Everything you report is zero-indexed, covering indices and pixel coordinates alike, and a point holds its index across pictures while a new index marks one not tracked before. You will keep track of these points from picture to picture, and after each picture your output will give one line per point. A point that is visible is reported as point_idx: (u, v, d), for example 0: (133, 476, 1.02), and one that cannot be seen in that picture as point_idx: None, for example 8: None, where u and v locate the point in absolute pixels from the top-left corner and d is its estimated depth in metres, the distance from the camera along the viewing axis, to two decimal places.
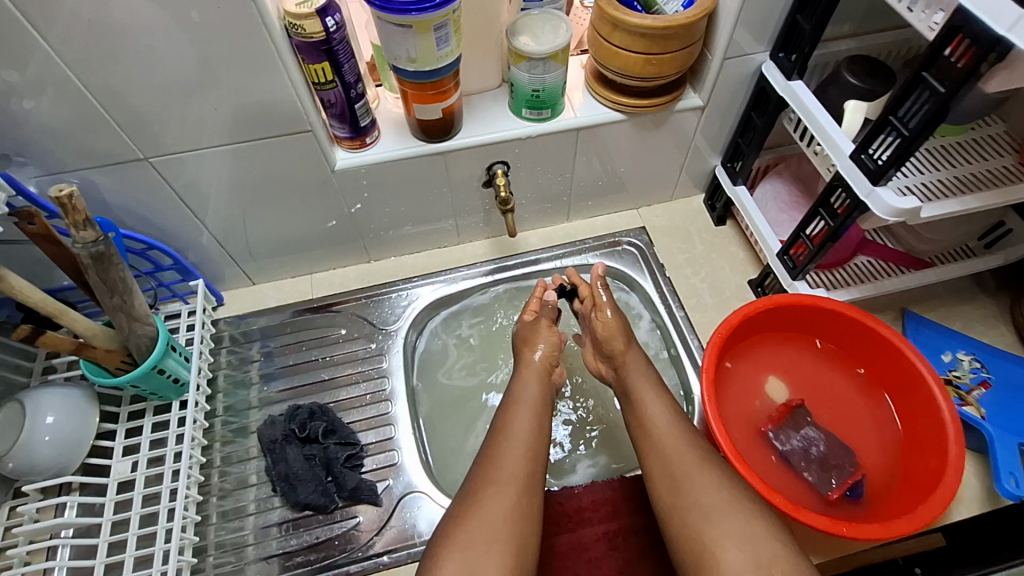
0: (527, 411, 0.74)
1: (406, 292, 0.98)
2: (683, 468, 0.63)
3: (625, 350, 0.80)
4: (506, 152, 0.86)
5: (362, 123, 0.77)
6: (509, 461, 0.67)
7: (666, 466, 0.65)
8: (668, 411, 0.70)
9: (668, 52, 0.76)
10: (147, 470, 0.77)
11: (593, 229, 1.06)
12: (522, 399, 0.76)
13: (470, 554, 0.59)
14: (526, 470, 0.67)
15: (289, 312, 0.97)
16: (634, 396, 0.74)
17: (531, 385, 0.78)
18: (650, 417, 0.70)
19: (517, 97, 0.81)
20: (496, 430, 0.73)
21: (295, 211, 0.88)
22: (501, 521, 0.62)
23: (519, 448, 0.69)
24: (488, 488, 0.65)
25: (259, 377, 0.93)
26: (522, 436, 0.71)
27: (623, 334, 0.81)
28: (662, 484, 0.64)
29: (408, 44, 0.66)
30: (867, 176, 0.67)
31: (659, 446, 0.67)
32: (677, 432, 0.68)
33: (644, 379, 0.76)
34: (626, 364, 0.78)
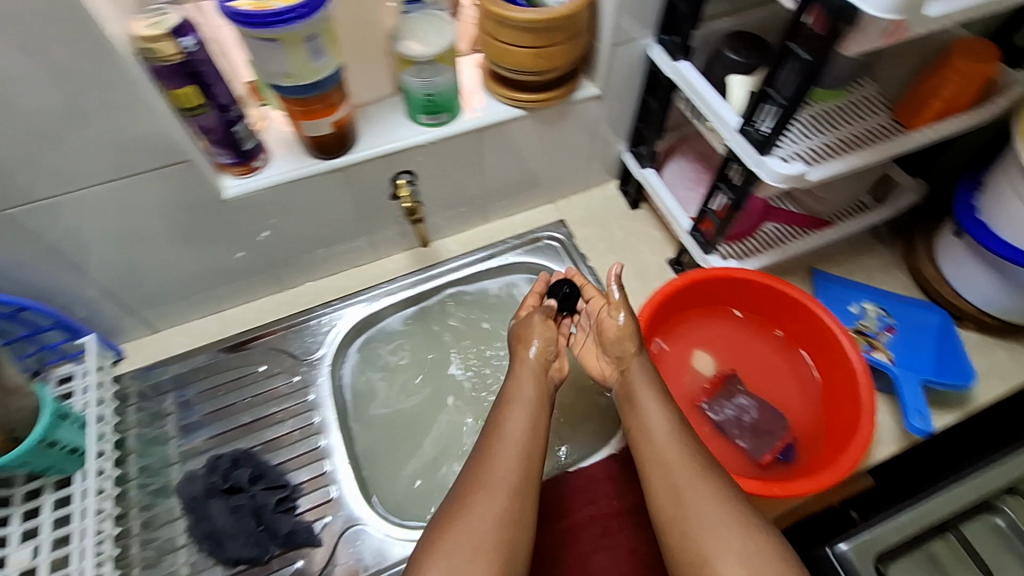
0: (522, 411, 0.69)
1: (327, 316, 0.93)
2: (683, 481, 0.61)
3: (635, 354, 0.75)
4: (409, 161, 0.84)
5: (246, 147, 0.73)
6: (502, 462, 0.64)
7: (668, 475, 0.62)
8: (671, 416, 0.67)
9: (554, 44, 0.76)
10: (53, 553, 0.68)
11: (513, 227, 1.05)
12: (516, 398, 0.71)
13: (456, 562, 0.56)
14: (519, 473, 0.64)
15: (201, 356, 0.90)
16: (638, 398, 0.70)
17: (526, 381, 0.73)
18: (655, 421, 0.67)
19: (412, 103, 0.79)
20: (487, 430, 0.69)
21: (192, 248, 0.82)
22: (489, 527, 0.59)
23: (514, 449, 0.65)
24: (476, 492, 0.62)
25: (177, 431, 0.86)
26: (514, 440, 0.66)
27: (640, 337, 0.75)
28: (662, 493, 0.62)
29: (279, 59, 0.62)
30: (755, 146, 0.69)
31: (661, 454, 0.64)
32: (681, 439, 0.65)
33: (650, 377, 0.72)
34: (634, 367, 0.73)
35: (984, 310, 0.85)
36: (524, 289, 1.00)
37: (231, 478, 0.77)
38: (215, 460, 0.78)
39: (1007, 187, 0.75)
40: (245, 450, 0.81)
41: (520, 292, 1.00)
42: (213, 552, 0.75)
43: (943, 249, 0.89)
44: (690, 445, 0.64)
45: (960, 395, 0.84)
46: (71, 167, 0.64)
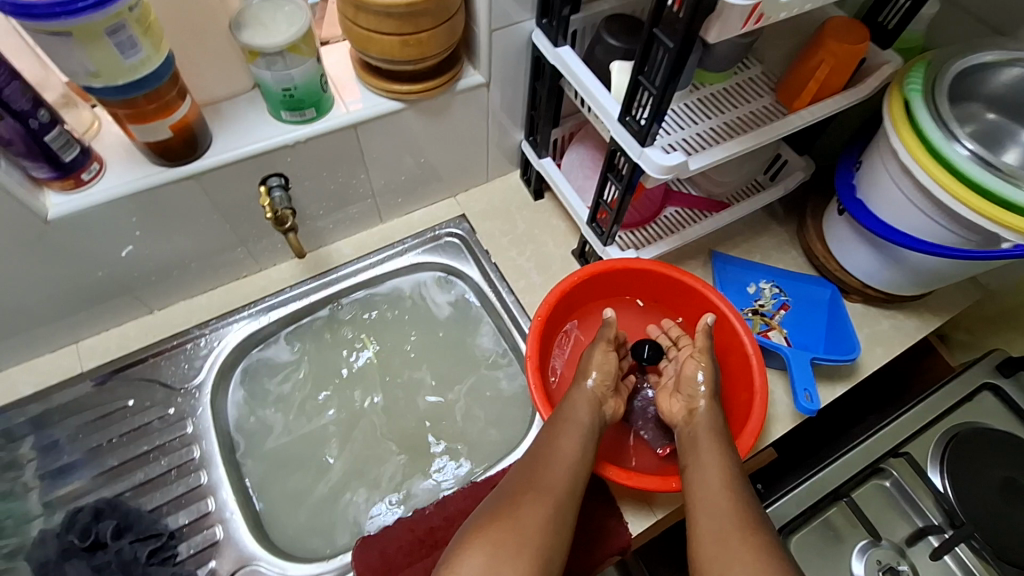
0: (578, 431, 0.68)
1: (205, 338, 0.85)
2: (727, 522, 0.59)
3: (698, 400, 0.72)
4: (278, 163, 0.76)
5: (66, 159, 0.63)
6: (558, 470, 0.64)
7: (713, 516, 0.60)
8: (723, 459, 0.65)
9: (423, 31, 0.69)
10: None
11: (411, 226, 0.99)
12: (573, 417, 0.70)
13: (494, 555, 0.56)
14: (569, 485, 0.64)
15: (58, 396, 0.80)
16: (696, 441, 0.69)
17: (581, 408, 0.71)
18: (708, 465, 0.65)
19: (270, 98, 0.71)
20: (541, 441, 0.68)
21: (21, 277, 0.71)
22: (532, 526, 0.58)
23: (566, 465, 0.65)
24: (530, 491, 0.62)
25: (38, 480, 0.75)
26: (567, 456, 0.66)
27: (709, 387, 0.73)
28: (705, 534, 0.59)
29: (78, 57, 0.54)
30: (636, 137, 0.67)
31: (709, 496, 0.62)
32: (732, 484, 0.63)
33: (704, 421, 0.70)
34: (695, 412, 0.72)
35: (867, 283, 0.89)
36: (432, 295, 0.95)
37: (93, 533, 0.70)
38: (98, 506, 0.71)
39: (879, 164, 0.77)
40: (111, 500, 0.73)
41: (427, 297, 0.95)
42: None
43: (829, 227, 0.91)
44: (736, 483, 0.63)
45: (847, 368, 0.87)
46: None
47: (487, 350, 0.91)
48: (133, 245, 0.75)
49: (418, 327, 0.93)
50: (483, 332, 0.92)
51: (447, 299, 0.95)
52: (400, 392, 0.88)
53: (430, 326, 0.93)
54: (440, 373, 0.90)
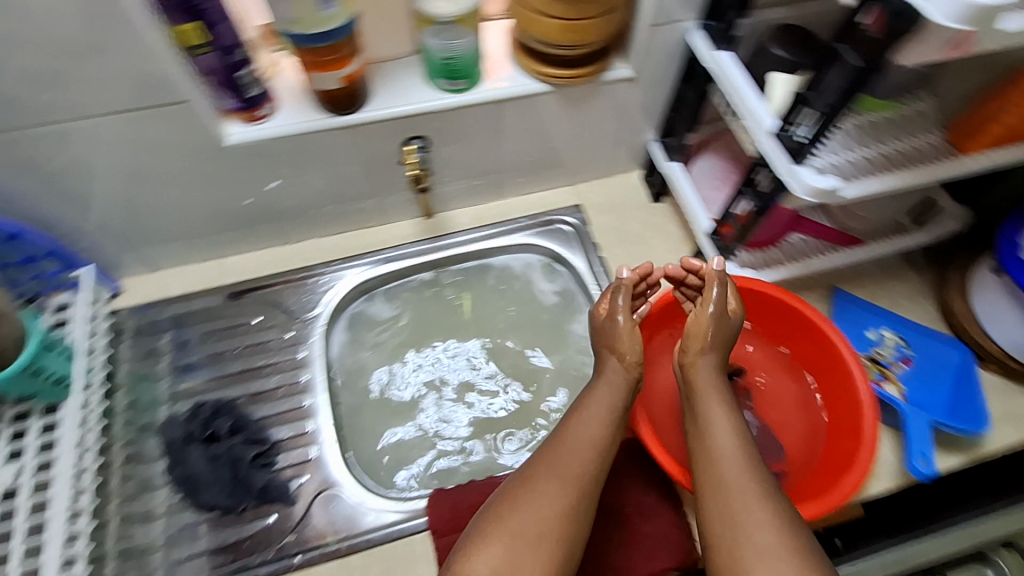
0: (602, 415, 0.69)
1: (327, 276, 0.92)
2: (739, 503, 0.60)
3: (699, 355, 0.72)
4: (423, 126, 0.80)
5: (250, 93, 0.70)
6: (576, 454, 0.66)
7: (724, 494, 0.61)
8: (736, 433, 0.65)
9: (586, 18, 0.71)
10: (34, 479, 0.70)
11: (527, 206, 1.01)
12: (597, 401, 0.71)
13: (518, 544, 0.59)
14: (591, 469, 0.65)
15: (198, 301, 0.90)
16: (703, 402, 0.69)
17: (613, 391, 0.71)
18: (720, 439, 0.65)
19: (430, 64, 0.75)
20: (560, 425, 0.70)
21: (190, 191, 0.80)
22: (551, 514, 0.61)
23: (587, 449, 0.66)
24: (547, 475, 0.64)
25: (170, 370, 0.86)
26: (584, 440, 0.67)
27: (707, 339, 0.72)
28: (716, 511, 0.61)
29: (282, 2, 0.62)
30: (788, 154, 0.64)
31: (721, 473, 0.62)
32: (748, 460, 0.63)
33: (714, 392, 0.69)
34: (694, 368, 0.71)
35: (1011, 354, 0.80)
36: (537, 282, 0.96)
37: (211, 427, 0.79)
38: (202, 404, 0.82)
39: None
40: (228, 402, 0.82)
41: (532, 284, 0.96)
42: (194, 498, 0.76)
43: (979, 285, 0.83)
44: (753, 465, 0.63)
45: (968, 441, 0.79)
46: (70, 87, 0.63)
47: (579, 340, 0.92)
48: (281, 180, 0.83)
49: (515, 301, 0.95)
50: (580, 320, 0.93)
51: (554, 287, 0.96)
52: (489, 363, 0.91)
53: (528, 306, 0.95)
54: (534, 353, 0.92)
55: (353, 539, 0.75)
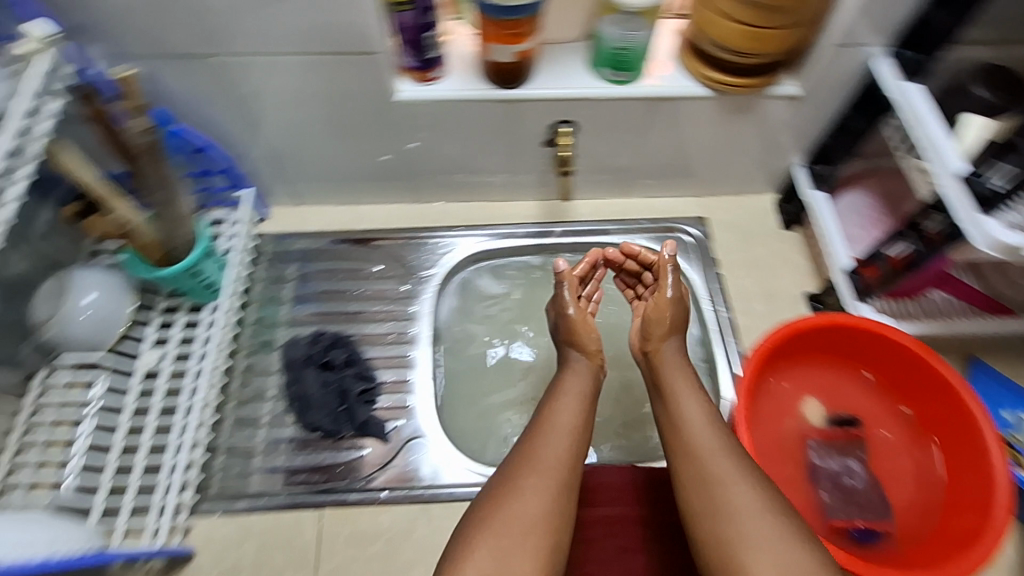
0: (572, 406, 0.69)
1: (448, 240, 0.96)
2: (721, 468, 0.58)
3: (662, 341, 0.72)
4: (576, 112, 0.81)
5: (429, 55, 0.74)
6: (553, 447, 0.64)
7: (696, 464, 0.60)
8: (705, 408, 0.64)
9: (770, 28, 0.69)
10: (174, 365, 0.80)
11: (651, 210, 0.99)
12: (566, 393, 0.70)
13: (505, 542, 0.56)
14: (567, 460, 0.63)
15: (329, 240, 0.96)
16: (671, 380, 0.68)
17: (580, 381, 0.72)
18: (687, 413, 0.64)
19: (599, 53, 0.76)
20: (537, 421, 0.68)
21: (346, 137, 0.86)
22: (533, 508, 0.59)
23: (562, 438, 0.65)
24: (529, 473, 0.61)
25: (291, 297, 0.93)
26: (563, 432, 0.66)
27: (672, 324, 0.73)
28: (691, 482, 0.59)
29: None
30: (977, 202, 0.60)
31: (692, 446, 0.61)
32: (719, 429, 0.62)
33: (679, 370, 0.69)
34: (659, 353, 0.72)
35: None
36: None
37: (328, 356, 0.85)
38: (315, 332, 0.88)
39: None
40: (344, 336, 0.88)
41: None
42: (301, 415, 0.82)
43: None
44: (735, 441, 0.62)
45: None
46: (279, 26, 0.68)
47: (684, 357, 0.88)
48: (422, 142, 0.86)
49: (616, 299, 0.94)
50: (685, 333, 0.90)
51: None
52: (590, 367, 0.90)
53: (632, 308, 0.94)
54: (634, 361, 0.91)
55: (438, 490, 0.78)
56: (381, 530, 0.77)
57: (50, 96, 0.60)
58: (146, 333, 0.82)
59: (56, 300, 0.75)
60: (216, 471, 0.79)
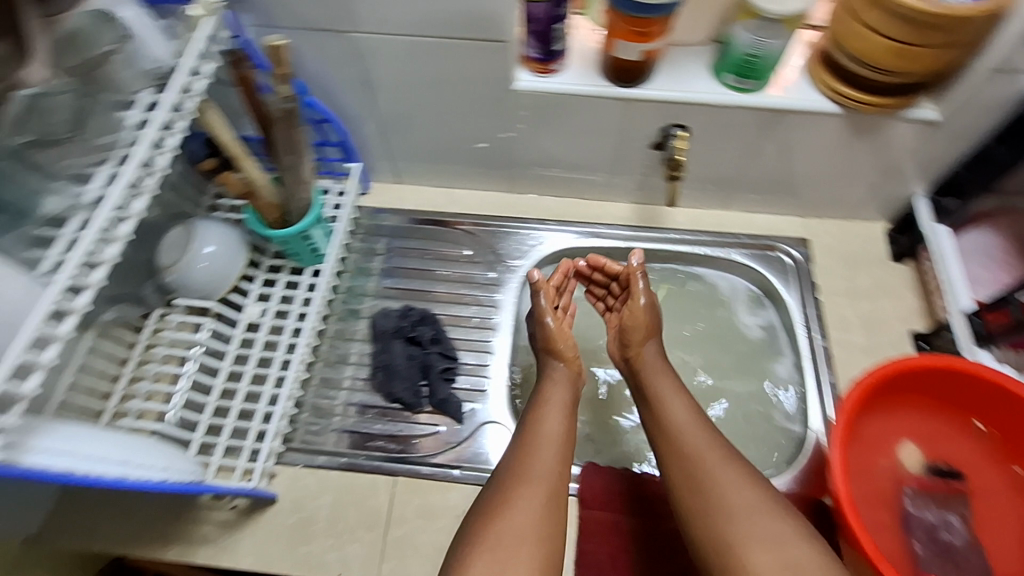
0: (558, 412, 0.73)
1: (538, 233, 0.96)
2: (704, 458, 0.66)
3: (642, 345, 0.79)
4: (691, 116, 0.79)
5: (554, 48, 0.74)
6: (543, 458, 0.68)
7: (686, 463, 0.67)
8: (688, 410, 0.71)
9: (921, 46, 0.65)
10: (273, 320, 0.85)
11: (749, 226, 0.96)
12: (551, 401, 0.74)
13: (505, 553, 0.60)
14: (557, 468, 0.68)
15: (424, 220, 0.99)
16: (652, 381, 0.75)
17: (560, 389, 0.76)
18: (674, 415, 0.71)
19: (725, 60, 0.75)
20: (522, 430, 0.72)
21: (455, 122, 0.87)
22: (529, 519, 0.63)
23: (551, 448, 0.69)
24: (520, 484, 0.65)
25: (379, 270, 0.96)
26: (551, 440, 0.70)
27: (648, 329, 0.79)
28: (682, 477, 0.67)
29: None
30: None
31: (681, 448, 0.68)
32: (704, 430, 0.69)
33: (662, 375, 0.76)
34: (641, 357, 0.78)
35: None
36: (740, 314, 0.93)
37: (416, 331, 0.87)
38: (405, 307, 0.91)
39: None
40: (432, 314, 0.90)
41: (735, 315, 0.93)
42: (380, 383, 0.85)
43: None
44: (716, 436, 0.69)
45: None
46: (417, 8, 0.70)
47: (775, 381, 0.88)
48: (518, 134, 0.88)
49: (702, 319, 0.93)
50: (780, 363, 0.89)
51: (757, 322, 0.92)
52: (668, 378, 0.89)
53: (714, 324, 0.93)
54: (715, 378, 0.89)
55: None
56: (448, 507, 0.77)
57: (208, 56, 0.65)
58: (251, 287, 0.87)
59: (179, 248, 0.81)
60: (301, 426, 0.83)
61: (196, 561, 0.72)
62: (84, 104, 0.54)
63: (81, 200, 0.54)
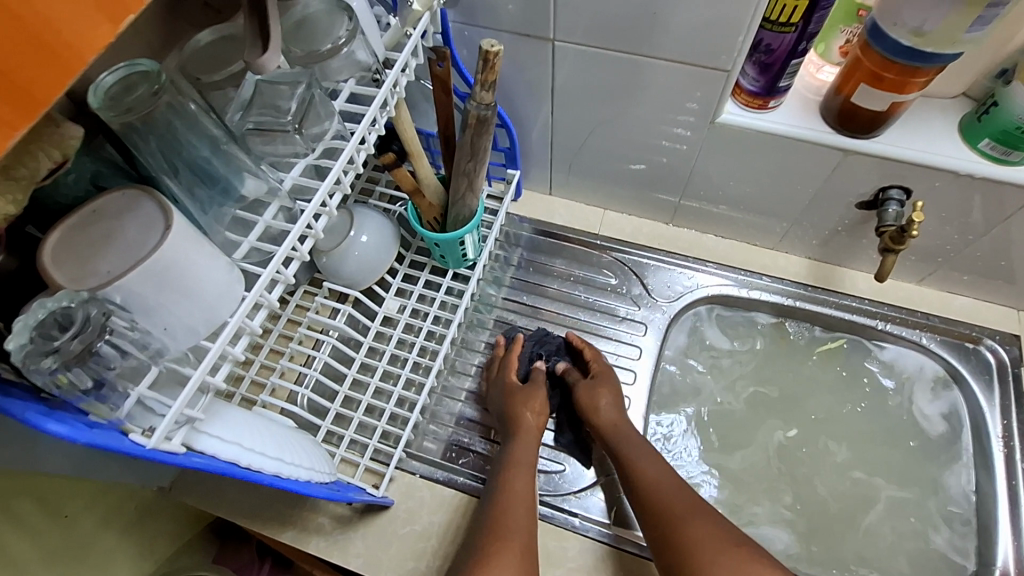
0: (525, 471, 0.70)
1: (694, 273, 0.88)
2: (680, 512, 0.64)
3: (608, 418, 0.74)
4: (919, 182, 0.68)
5: (781, 84, 0.66)
6: (513, 524, 0.65)
7: (665, 515, 0.65)
8: (657, 462, 0.70)
9: None
10: (409, 319, 0.83)
11: (947, 309, 0.83)
12: (520, 461, 0.71)
13: None
14: (526, 535, 0.64)
15: (572, 238, 0.93)
16: (614, 444, 0.73)
17: (523, 451, 0.73)
18: (647, 468, 0.69)
19: (987, 123, 0.63)
20: (494, 489, 0.69)
21: (633, 146, 0.81)
22: None
23: (518, 512, 0.66)
24: (490, 550, 0.62)
25: (510, 283, 0.92)
26: (524, 500, 0.67)
27: (613, 402, 0.76)
28: (663, 532, 0.64)
29: (934, 15, 0.53)
30: None
31: (660, 502, 0.66)
32: (674, 482, 0.68)
33: (630, 435, 0.73)
34: (607, 429, 0.74)
35: None
36: (918, 402, 0.81)
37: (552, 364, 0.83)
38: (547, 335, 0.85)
39: None
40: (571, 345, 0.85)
41: (911, 400, 0.82)
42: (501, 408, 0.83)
43: None
44: (685, 491, 0.67)
45: None
46: (635, 26, 0.64)
47: (946, 502, 0.76)
48: (708, 171, 0.79)
49: (864, 396, 0.83)
50: (953, 474, 0.77)
51: (937, 411, 0.80)
52: (816, 466, 0.81)
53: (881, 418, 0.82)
54: (870, 478, 0.79)
55: (626, 542, 0.71)
56: (565, 559, 0.71)
57: (416, 53, 0.62)
58: (393, 280, 0.86)
59: (336, 232, 0.80)
60: (421, 432, 0.81)
61: (308, 550, 0.72)
62: (306, 93, 0.52)
63: (281, 187, 0.52)
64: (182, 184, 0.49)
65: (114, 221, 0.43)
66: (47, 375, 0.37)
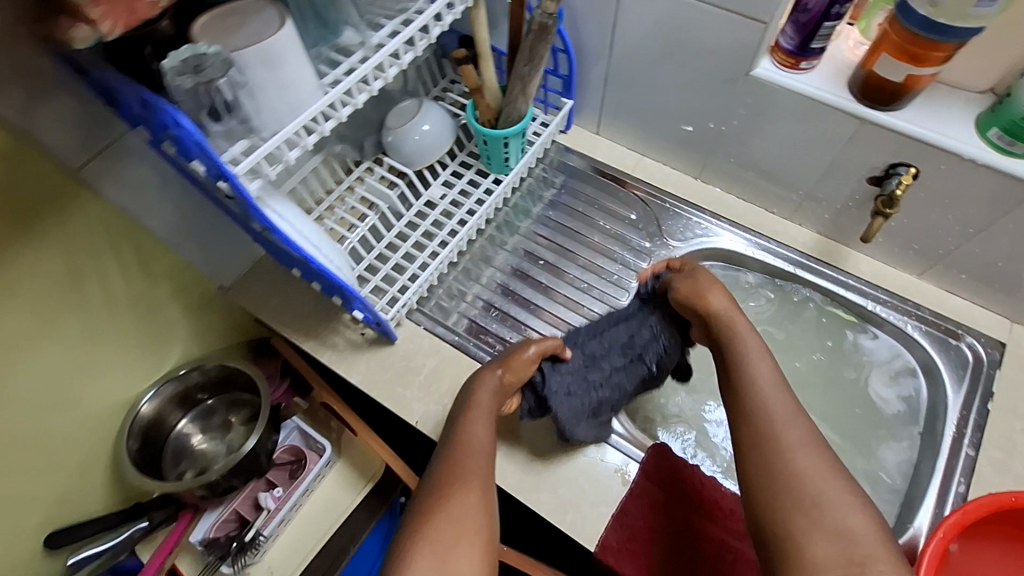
0: (483, 418, 0.70)
1: (708, 226, 0.96)
2: (782, 436, 0.61)
3: (720, 304, 0.75)
4: (923, 162, 0.73)
5: (813, 46, 0.73)
6: (470, 459, 0.64)
7: (762, 431, 0.62)
8: (765, 368, 0.67)
9: None
10: (446, 205, 0.96)
11: (939, 305, 0.87)
12: (476, 406, 0.71)
13: (443, 545, 0.55)
14: (487, 470, 0.64)
15: (608, 172, 1.03)
16: (726, 331, 0.72)
17: (484, 393, 0.73)
18: (753, 376, 0.67)
19: (999, 114, 0.68)
20: (450, 441, 0.68)
21: (674, 93, 0.89)
22: (471, 516, 0.58)
23: (474, 454, 0.65)
24: (455, 483, 0.61)
25: (547, 201, 1.03)
26: (476, 448, 0.67)
27: (730, 295, 0.75)
28: (752, 446, 0.62)
29: None
30: None
31: (755, 415, 0.64)
32: (780, 395, 0.65)
33: (749, 338, 0.71)
34: (722, 322, 0.73)
35: None
36: (876, 385, 0.87)
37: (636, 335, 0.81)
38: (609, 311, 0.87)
39: None
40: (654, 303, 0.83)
41: (867, 380, 0.88)
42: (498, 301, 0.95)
43: None
44: (811, 441, 0.61)
45: None
46: None
47: (876, 469, 0.82)
48: (737, 128, 0.87)
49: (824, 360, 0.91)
50: (888, 448, 0.83)
51: (894, 394, 0.86)
52: None
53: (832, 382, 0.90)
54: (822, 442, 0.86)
55: None
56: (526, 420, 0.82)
57: None
58: (442, 172, 0.99)
59: (406, 118, 0.94)
60: (434, 298, 0.94)
61: (321, 359, 0.88)
62: None
63: (369, 41, 0.67)
64: (298, 10, 0.63)
65: (245, 18, 0.58)
66: (184, 92, 0.52)
